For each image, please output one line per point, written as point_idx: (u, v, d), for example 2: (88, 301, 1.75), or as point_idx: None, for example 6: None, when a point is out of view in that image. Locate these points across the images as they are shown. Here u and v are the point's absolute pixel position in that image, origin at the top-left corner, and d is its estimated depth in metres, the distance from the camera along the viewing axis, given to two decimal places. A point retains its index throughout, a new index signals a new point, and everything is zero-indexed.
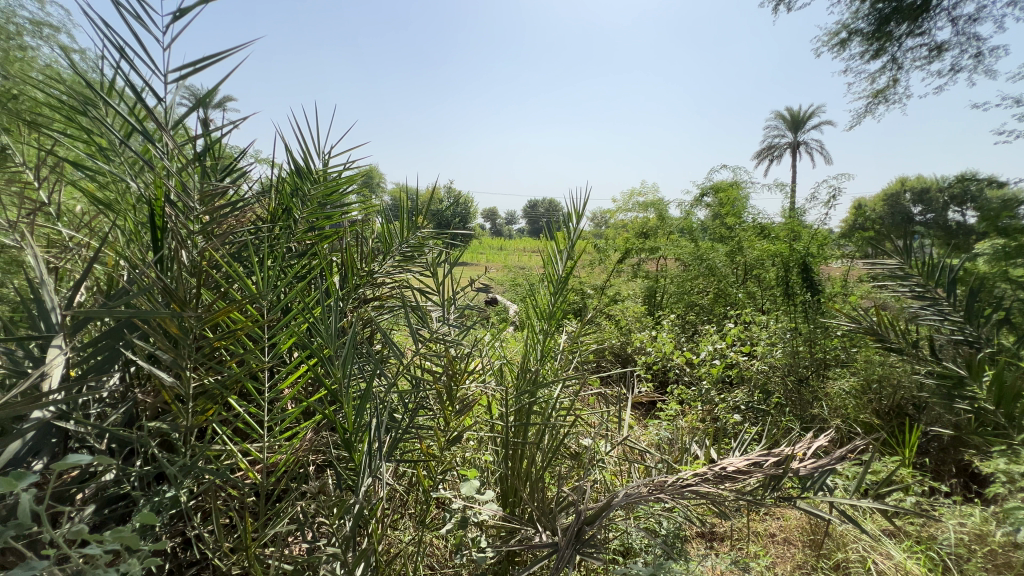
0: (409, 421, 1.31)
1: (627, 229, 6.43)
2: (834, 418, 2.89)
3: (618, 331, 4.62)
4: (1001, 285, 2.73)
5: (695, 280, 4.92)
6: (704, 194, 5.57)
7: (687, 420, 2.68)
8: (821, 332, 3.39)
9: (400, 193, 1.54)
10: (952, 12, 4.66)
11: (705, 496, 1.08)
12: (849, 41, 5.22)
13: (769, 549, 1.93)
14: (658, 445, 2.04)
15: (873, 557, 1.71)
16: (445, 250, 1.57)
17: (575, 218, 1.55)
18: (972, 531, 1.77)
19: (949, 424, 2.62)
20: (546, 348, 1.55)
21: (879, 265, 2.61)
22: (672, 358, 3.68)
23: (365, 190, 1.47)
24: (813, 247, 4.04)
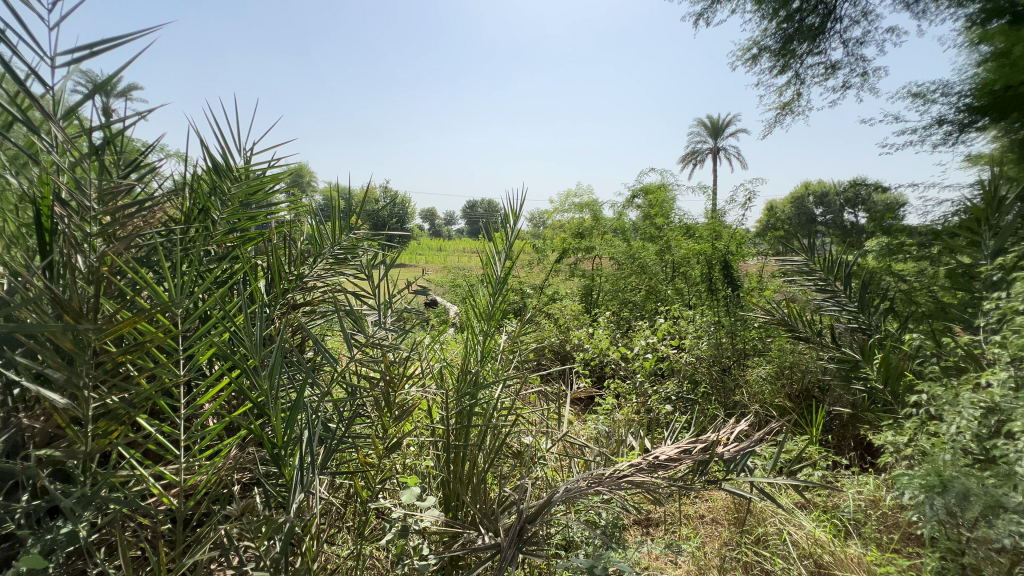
0: (345, 429, 1.25)
1: (564, 229, 6.57)
2: (753, 403, 3.13)
3: (557, 329, 4.72)
4: (887, 278, 3.10)
5: (628, 278, 5.13)
6: (635, 195, 5.83)
7: (623, 413, 2.79)
8: (740, 325, 3.66)
9: (332, 194, 1.48)
10: (844, 35, 5.23)
11: (640, 486, 1.14)
12: (759, 56, 5.69)
13: (698, 530, 2.04)
14: (596, 438, 2.11)
15: (788, 528, 1.86)
16: (380, 252, 1.53)
17: (511, 218, 1.56)
18: (868, 498, 1.98)
19: (848, 403, 2.93)
20: (486, 349, 1.55)
21: (788, 262, 2.88)
22: (608, 354, 3.82)
23: (293, 189, 1.39)
24: (732, 246, 4.39)
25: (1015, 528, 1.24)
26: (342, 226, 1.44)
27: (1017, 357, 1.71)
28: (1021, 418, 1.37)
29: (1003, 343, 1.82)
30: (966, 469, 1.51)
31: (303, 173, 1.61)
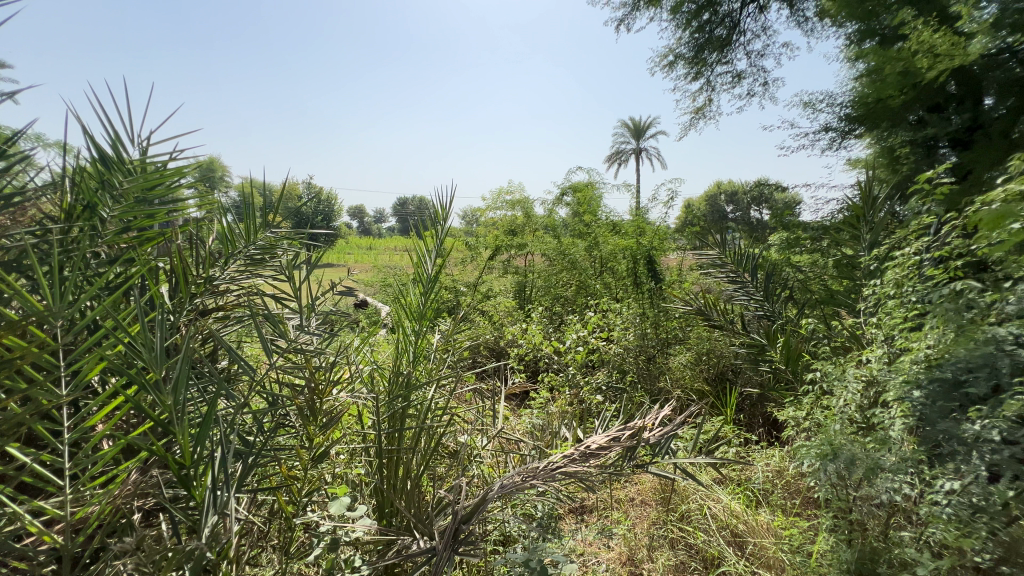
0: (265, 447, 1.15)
1: (497, 227, 6.59)
2: (675, 389, 3.34)
3: (491, 326, 4.73)
4: (787, 269, 3.44)
5: (559, 275, 5.26)
6: (564, 193, 5.99)
7: (557, 405, 2.86)
8: (663, 315, 3.88)
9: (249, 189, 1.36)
10: (747, 48, 5.71)
11: (573, 475, 1.18)
12: (675, 63, 6.04)
13: (629, 512, 2.14)
14: (532, 432, 2.14)
15: (707, 503, 2.00)
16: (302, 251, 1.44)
17: (440, 216, 1.53)
18: (774, 469, 2.18)
19: (756, 383, 3.22)
20: (418, 349, 1.52)
21: (703, 255, 3.11)
22: (541, 348, 3.90)
23: (200, 184, 1.26)
24: (655, 242, 4.67)
25: (890, 484, 1.42)
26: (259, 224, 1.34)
27: (889, 336, 1.97)
28: (893, 388, 1.58)
29: (879, 323, 2.08)
30: (852, 436, 1.71)
31: (213, 166, 1.47)
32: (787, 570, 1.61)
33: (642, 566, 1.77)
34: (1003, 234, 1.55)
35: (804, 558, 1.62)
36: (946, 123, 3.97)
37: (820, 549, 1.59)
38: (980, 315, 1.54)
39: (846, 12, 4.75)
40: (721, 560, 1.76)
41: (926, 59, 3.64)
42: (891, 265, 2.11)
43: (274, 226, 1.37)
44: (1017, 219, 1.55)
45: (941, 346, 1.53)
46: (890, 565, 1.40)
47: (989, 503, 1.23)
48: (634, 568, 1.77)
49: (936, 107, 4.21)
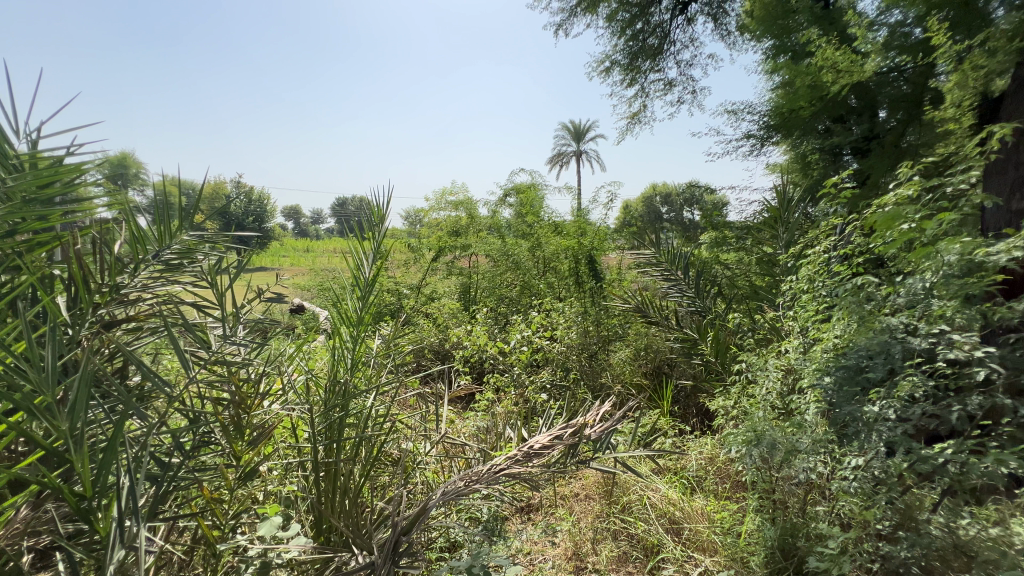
0: (193, 454, 1.13)
1: (440, 228, 6.50)
2: (616, 384, 3.45)
3: (436, 329, 4.66)
4: (716, 267, 3.66)
5: (504, 275, 5.29)
6: (507, 194, 6.02)
7: (503, 407, 2.86)
8: (604, 313, 4.00)
9: (173, 189, 1.23)
10: (677, 57, 6.01)
11: (518, 476, 1.20)
12: (611, 69, 6.25)
13: (573, 508, 2.17)
14: (477, 434, 2.13)
15: (647, 493, 2.08)
16: (229, 254, 1.31)
17: (378, 218, 1.48)
18: (707, 456, 2.31)
19: (690, 376, 3.39)
20: (356, 356, 1.46)
21: (640, 254, 3.25)
22: (486, 349, 3.89)
23: (110, 182, 1.13)
24: (595, 242, 4.85)
25: (806, 464, 1.54)
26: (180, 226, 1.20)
27: (804, 327, 2.15)
28: (808, 376, 1.72)
29: (796, 316, 2.26)
30: (773, 421, 1.85)
31: (131, 162, 1.33)
32: (719, 552, 1.71)
33: (586, 560, 1.81)
34: (895, 233, 1.72)
35: (734, 539, 1.72)
36: (848, 134, 4.47)
37: (748, 529, 1.70)
38: (878, 306, 1.72)
39: (763, 27, 5.12)
40: (660, 548, 1.83)
41: (830, 74, 4.01)
42: (805, 262, 2.29)
43: (198, 229, 1.23)
44: (905, 220, 1.73)
45: (846, 336, 1.69)
46: (808, 539, 1.53)
47: (888, 475, 1.37)
48: (580, 563, 1.81)
49: (840, 118, 4.68)
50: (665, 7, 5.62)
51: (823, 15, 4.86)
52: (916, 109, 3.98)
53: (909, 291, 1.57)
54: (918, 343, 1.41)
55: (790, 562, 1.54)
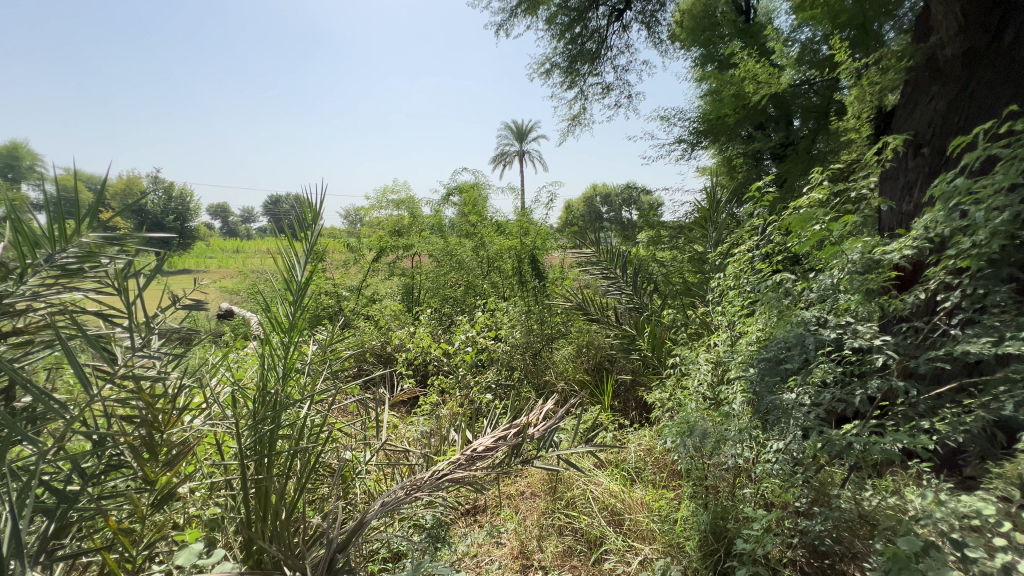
0: (101, 480, 1.01)
1: (382, 227, 6.31)
2: (560, 381, 3.51)
3: (377, 331, 4.52)
4: (653, 265, 3.81)
5: (448, 276, 5.23)
6: (450, 193, 5.96)
7: (448, 409, 2.83)
8: (547, 312, 4.06)
9: (74, 184, 1.07)
10: (614, 62, 6.22)
11: (461, 481, 1.21)
12: (552, 71, 6.35)
13: (519, 506, 2.18)
14: (420, 439, 2.08)
15: (589, 487, 2.13)
16: (141, 258, 1.17)
17: (313, 216, 1.38)
18: (645, 448, 2.40)
19: (629, 370, 3.51)
20: (288, 365, 1.37)
21: (580, 253, 3.35)
22: (430, 351, 3.82)
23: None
24: (538, 241, 4.93)
25: (734, 450, 1.64)
26: (84, 227, 1.05)
27: (732, 321, 2.29)
28: (735, 367, 1.83)
29: (723, 311, 2.40)
30: (705, 411, 1.95)
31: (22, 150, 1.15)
32: (657, 539, 1.78)
33: (532, 558, 1.83)
34: (808, 233, 1.87)
35: (671, 525, 1.79)
36: (767, 140, 4.80)
37: (684, 515, 1.78)
38: (795, 301, 1.86)
39: (691, 38, 5.43)
40: (602, 539, 1.88)
41: (751, 85, 4.31)
42: (732, 260, 2.45)
43: (105, 230, 1.08)
44: (817, 221, 1.89)
45: (768, 328, 1.82)
46: (736, 520, 1.63)
47: (804, 457, 1.48)
48: (526, 561, 1.82)
49: (761, 125, 5.02)
50: (601, 14, 5.79)
51: (744, 29, 5.20)
52: (824, 119, 4.40)
53: (820, 286, 1.72)
54: (829, 334, 1.54)
55: (721, 544, 1.63)
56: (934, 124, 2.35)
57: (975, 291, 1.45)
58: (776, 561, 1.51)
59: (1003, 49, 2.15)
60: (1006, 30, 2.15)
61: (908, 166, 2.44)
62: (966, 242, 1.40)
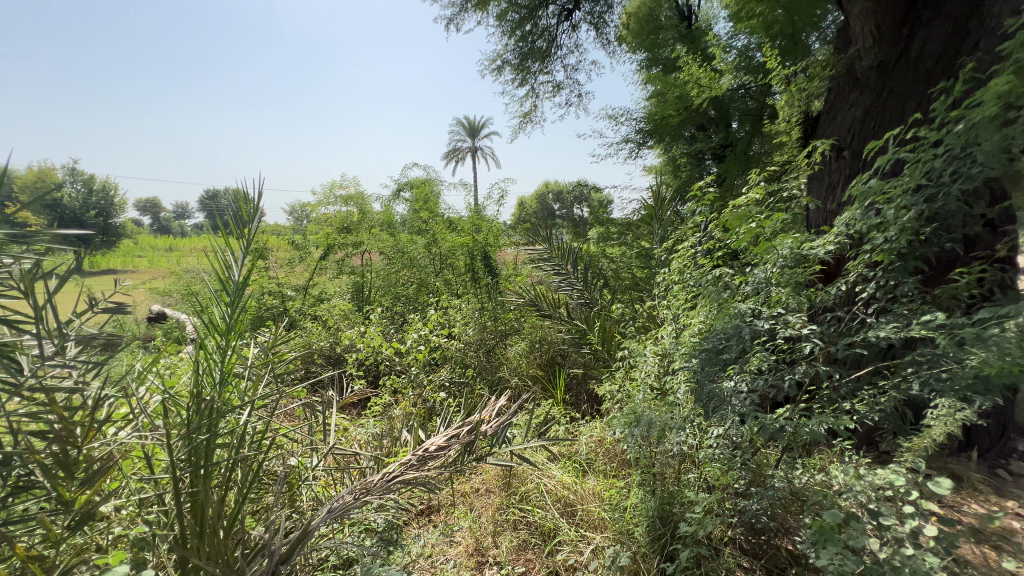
0: (6, 503, 0.92)
1: (329, 223, 6.08)
2: (513, 377, 3.53)
3: (325, 332, 4.36)
4: (603, 261, 3.90)
5: (399, 274, 5.13)
6: (401, 189, 5.83)
7: (401, 409, 2.77)
8: (500, 308, 4.05)
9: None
10: (564, 61, 6.30)
11: (412, 481, 1.21)
12: (503, 68, 6.35)
13: (473, 503, 2.17)
14: (371, 441, 2.03)
15: (543, 481, 2.15)
16: (57, 257, 1.05)
17: (251, 212, 1.31)
18: (596, 440, 2.46)
19: (580, 364, 3.58)
20: (225, 369, 1.29)
21: (532, 249, 3.38)
22: (381, 351, 3.72)
23: None
24: (490, 238, 4.90)
25: (678, 437, 1.72)
26: None
27: (676, 314, 2.38)
28: (679, 358, 1.91)
29: (669, 304, 2.50)
30: (651, 401, 2.03)
31: None
32: (608, 527, 1.83)
33: (488, 554, 1.84)
34: (744, 230, 1.98)
35: (621, 513, 1.85)
36: (708, 141, 5.04)
37: (633, 503, 1.84)
38: (733, 293, 1.96)
39: (637, 40, 5.61)
40: (556, 531, 1.91)
41: (693, 88, 4.50)
42: (676, 255, 2.55)
43: (10, 226, 0.96)
44: (752, 218, 2.00)
45: (709, 320, 1.92)
46: (681, 504, 1.70)
47: (742, 440, 1.58)
48: (481, 557, 1.83)
49: (702, 127, 5.25)
50: (551, 13, 5.84)
51: (686, 34, 5.42)
52: (758, 122, 4.67)
53: (755, 280, 1.82)
54: (763, 324, 1.64)
55: (667, 527, 1.70)
56: (852, 128, 2.56)
57: (888, 282, 1.59)
58: (717, 540, 1.59)
59: (910, 62, 2.33)
60: (912, 44, 2.33)
61: (831, 167, 2.65)
62: (880, 237, 1.53)
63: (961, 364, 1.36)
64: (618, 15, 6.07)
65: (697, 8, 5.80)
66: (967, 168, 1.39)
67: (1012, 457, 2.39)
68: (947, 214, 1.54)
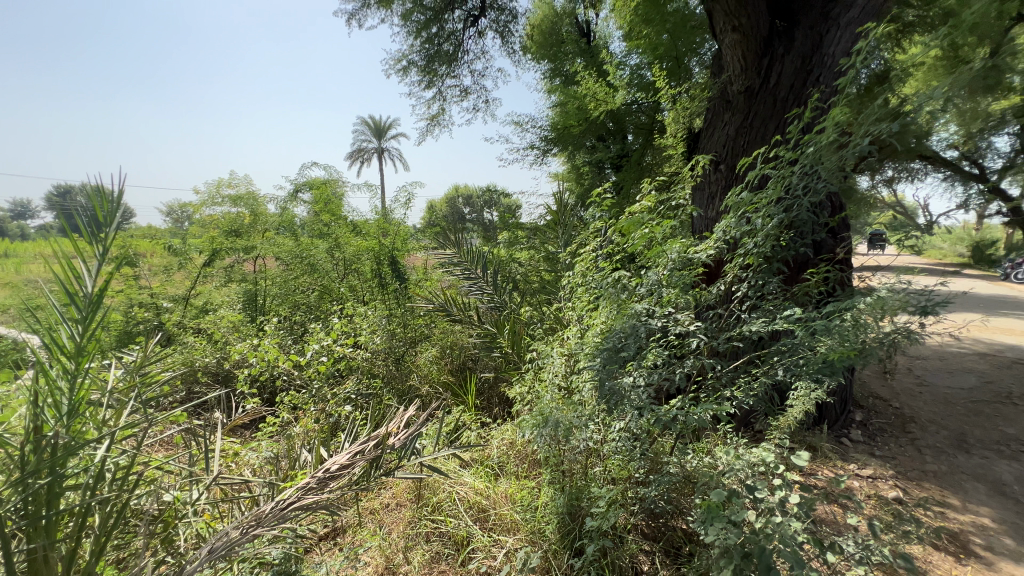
0: None
1: (215, 225, 5.47)
2: (424, 385, 3.44)
3: (211, 347, 3.91)
4: (512, 265, 3.96)
5: (298, 280, 4.78)
6: (299, 190, 5.43)
7: (301, 427, 2.57)
8: (409, 315, 3.92)
9: None
10: (471, 66, 6.32)
11: (310, 505, 1.13)
12: (409, 68, 6.20)
13: (382, 521, 2.07)
14: (266, 466, 1.85)
15: (455, 489, 2.12)
16: None
17: (106, 211, 1.10)
18: (508, 443, 2.48)
19: (491, 368, 3.60)
20: (77, 397, 1.10)
21: (440, 253, 3.34)
22: (277, 365, 3.42)
23: None
24: (397, 242, 4.69)
25: (584, 433, 1.80)
26: None
27: (581, 315, 2.49)
28: (584, 358, 1.99)
29: (574, 305, 2.60)
30: (559, 401, 2.09)
31: None
32: (521, 529, 1.85)
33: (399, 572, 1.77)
34: (638, 235, 2.12)
35: (532, 513, 1.88)
36: (607, 151, 5.35)
37: (543, 502, 1.89)
38: (630, 294, 2.09)
39: (541, 51, 5.81)
40: (469, 539, 1.89)
41: (593, 101, 4.77)
42: (579, 259, 2.66)
43: None
44: (644, 224, 2.16)
45: (610, 321, 2.03)
46: (588, 499, 1.78)
47: (641, 432, 1.69)
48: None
49: (601, 137, 5.56)
50: (457, 17, 5.83)
51: (586, 50, 5.73)
52: (650, 136, 5.07)
53: (649, 282, 1.96)
54: (656, 323, 1.77)
55: (576, 522, 1.76)
56: (726, 145, 2.87)
57: (757, 282, 1.80)
58: (621, 529, 1.68)
59: (770, 89, 2.67)
60: (771, 75, 2.68)
61: (710, 179, 2.95)
62: (750, 242, 1.74)
63: (814, 350, 1.58)
64: (523, 26, 6.23)
65: (594, 25, 6.15)
66: (814, 183, 1.63)
67: (851, 426, 2.84)
68: (800, 222, 1.79)
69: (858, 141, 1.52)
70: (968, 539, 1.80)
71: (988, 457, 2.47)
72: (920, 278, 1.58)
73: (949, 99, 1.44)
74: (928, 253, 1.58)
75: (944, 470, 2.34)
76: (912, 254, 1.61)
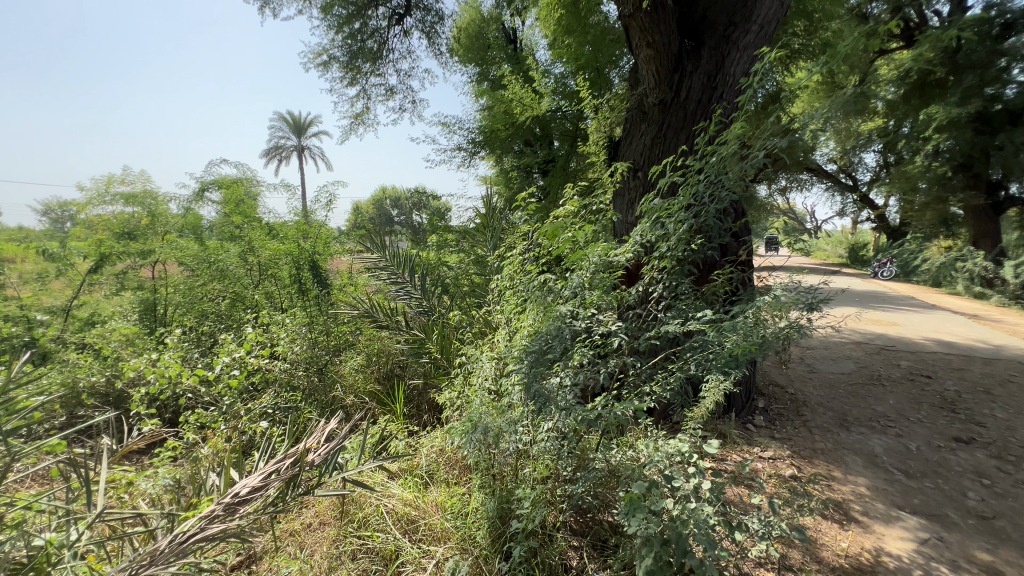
0: None
1: (103, 227, 4.79)
2: (349, 395, 3.28)
3: (100, 365, 3.47)
4: (441, 269, 3.92)
5: (206, 287, 4.46)
6: (206, 189, 4.96)
7: (210, 447, 2.35)
8: (332, 322, 3.73)
9: None
10: (397, 65, 6.17)
11: (215, 536, 1.03)
12: (330, 63, 5.91)
13: (303, 543, 1.94)
14: (165, 495, 1.67)
15: (383, 501, 2.05)
16: None
17: None
18: (437, 450, 2.44)
19: (420, 374, 3.50)
20: None
21: (363, 258, 3.26)
22: (180, 382, 3.10)
23: None
24: (319, 245, 4.41)
25: (513, 436, 1.81)
26: None
27: (509, 318, 2.51)
28: (512, 360, 2.01)
29: (502, 308, 2.62)
30: (488, 405, 2.09)
31: None
32: (451, 537, 1.82)
33: None
34: (562, 239, 2.19)
35: (463, 520, 1.86)
36: (534, 156, 5.45)
37: (473, 508, 1.88)
38: (556, 297, 2.14)
39: (467, 55, 5.80)
40: (398, 552, 1.83)
41: (519, 107, 4.85)
42: (507, 262, 2.68)
43: None
44: (568, 229, 2.23)
45: (537, 323, 2.06)
46: (517, 501, 1.79)
47: (568, 431, 1.73)
48: None
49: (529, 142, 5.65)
50: (382, 14, 5.66)
51: (512, 56, 5.82)
52: (574, 143, 5.25)
53: (573, 284, 2.02)
54: (580, 324, 1.83)
55: (506, 525, 1.77)
56: (643, 154, 3.04)
57: (671, 283, 1.92)
58: (550, 528, 1.72)
59: (680, 102, 2.87)
60: (681, 89, 2.88)
61: (629, 186, 3.10)
62: (664, 246, 1.85)
63: (721, 346, 1.71)
64: (449, 28, 6.18)
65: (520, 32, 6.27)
66: (719, 192, 1.77)
67: (755, 413, 3.12)
68: (708, 227, 1.93)
69: (755, 154, 1.67)
70: (849, 507, 2.05)
71: (864, 433, 2.83)
72: (808, 277, 1.76)
73: (827, 119, 1.62)
74: (814, 255, 1.77)
75: (830, 446, 2.64)
76: (801, 256, 1.79)
